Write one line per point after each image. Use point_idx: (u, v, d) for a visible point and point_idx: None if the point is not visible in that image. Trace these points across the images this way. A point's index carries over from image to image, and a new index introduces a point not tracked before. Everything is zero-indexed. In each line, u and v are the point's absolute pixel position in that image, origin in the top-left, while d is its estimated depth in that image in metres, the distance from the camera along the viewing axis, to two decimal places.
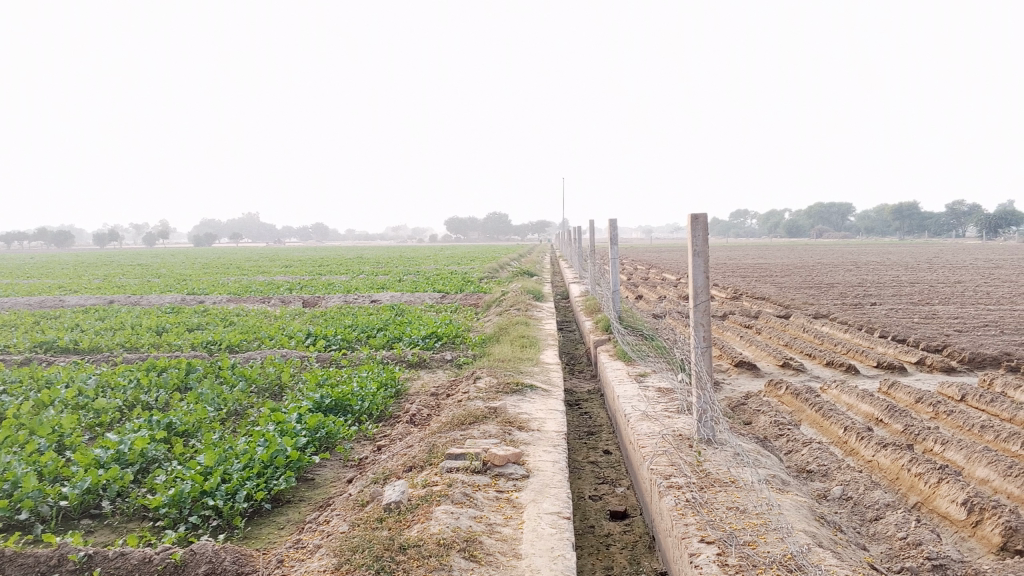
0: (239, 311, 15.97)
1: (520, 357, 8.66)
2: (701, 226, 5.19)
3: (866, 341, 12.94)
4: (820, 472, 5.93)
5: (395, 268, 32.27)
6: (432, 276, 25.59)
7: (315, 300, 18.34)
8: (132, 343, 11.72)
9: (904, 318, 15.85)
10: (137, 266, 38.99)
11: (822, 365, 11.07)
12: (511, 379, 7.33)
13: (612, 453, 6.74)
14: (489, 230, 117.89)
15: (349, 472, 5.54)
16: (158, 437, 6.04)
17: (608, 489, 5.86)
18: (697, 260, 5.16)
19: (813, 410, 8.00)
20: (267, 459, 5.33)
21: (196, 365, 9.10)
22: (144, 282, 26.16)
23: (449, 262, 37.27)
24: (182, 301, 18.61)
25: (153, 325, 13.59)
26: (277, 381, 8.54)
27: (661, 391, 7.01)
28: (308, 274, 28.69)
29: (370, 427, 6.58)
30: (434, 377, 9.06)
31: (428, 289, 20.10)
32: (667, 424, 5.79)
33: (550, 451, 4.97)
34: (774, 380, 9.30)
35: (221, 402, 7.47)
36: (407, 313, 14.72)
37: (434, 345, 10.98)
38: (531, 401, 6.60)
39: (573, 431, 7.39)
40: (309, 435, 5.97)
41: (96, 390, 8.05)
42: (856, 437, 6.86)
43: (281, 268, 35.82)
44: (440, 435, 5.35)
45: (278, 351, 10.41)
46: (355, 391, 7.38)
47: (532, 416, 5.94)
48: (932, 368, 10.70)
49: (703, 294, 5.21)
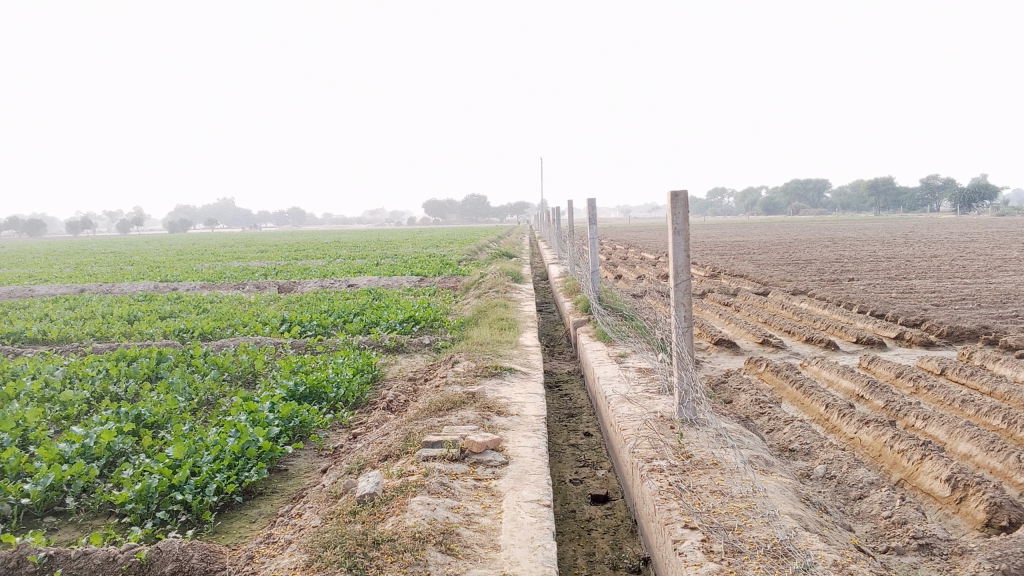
0: (213, 298, 15.72)
1: (498, 340, 8.53)
2: (682, 204, 5.05)
3: (844, 316, 12.94)
4: (803, 451, 5.86)
5: (372, 252, 32.01)
6: (410, 259, 25.38)
7: (292, 285, 18.10)
8: (102, 333, 11.47)
9: (881, 293, 15.89)
10: (111, 254, 38.34)
11: (802, 342, 11.04)
12: (490, 362, 7.19)
13: (593, 435, 6.65)
14: (467, 212, 117.51)
15: (323, 462, 5.39)
16: (126, 429, 5.86)
17: (589, 473, 5.75)
18: (677, 239, 5.04)
19: (794, 387, 7.94)
20: (238, 451, 5.18)
21: (167, 354, 8.90)
22: (117, 269, 25.77)
23: (427, 245, 37.01)
24: (155, 289, 18.29)
25: (124, 314, 13.32)
26: (251, 369, 8.36)
27: (642, 372, 6.91)
28: (284, 259, 28.39)
29: (345, 415, 6.44)
30: (411, 362, 8.92)
31: (405, 273, 19.91)
32: (648, 405, 5.69)
33: (529, 436, 4.84)
34: (755, 358, 9.25)
35: (193, 392, 7.29)
36: (385, 297, 14.53)
37: (411, 329, 10.83)
38: (510, 385, 6.47)
39: (553, 414, 7.29)
40: (282, 424, 5.82)
41: (63, 382, 7.83)
42: (838, 414, 6.81)
43: (256, 253, 35.40)
44: (416, 422, 5.21)
45: (252, 338, 10.21)
46: (330, 378, 7.23)
47: (511, 400, 5.82)
48: (911, 343, 10.70)
49: (684, 274, 5.09)
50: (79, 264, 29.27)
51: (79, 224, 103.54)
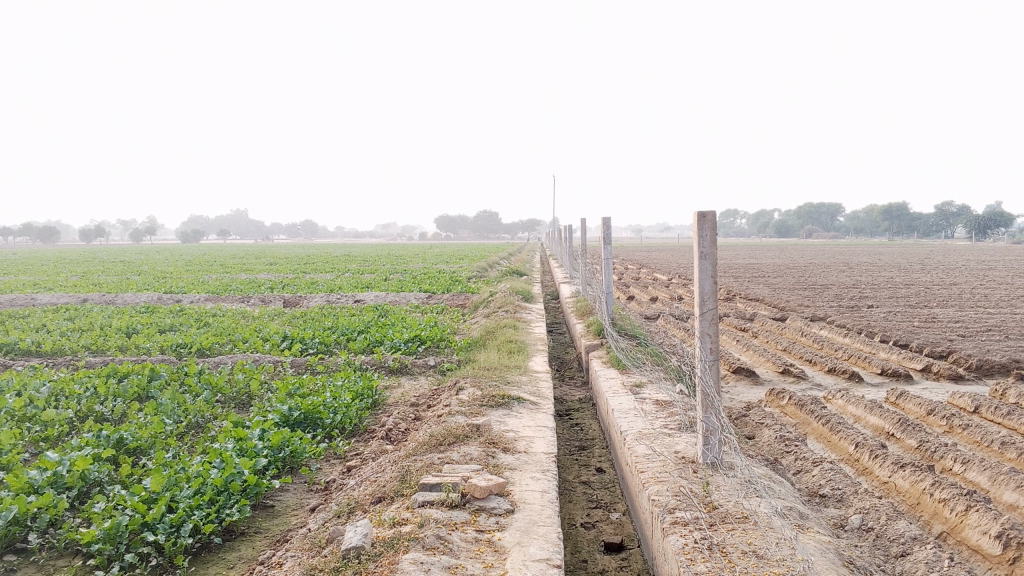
0: (216, 311, 15.36)
1: (506, 365, 8.09)
2: (710, 226, 4.62)
3: (866, 345, 12.44)
4: (834, 497, 5.38)
5: (382, 266, 31.70)
6: (420, 275, 24.97)
7: (297, 300, 17.71)
8: (97, 346, 11.10)
9: (903, 322, 15.37)
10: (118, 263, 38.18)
11: (824, 372, 10.56)
12: (496, 390, 6.76)
13: (605, 472, 6.20)
14: (479, 228, 117.28)
15: (313, 498, 4.98)
16: (105, 456, 5.45)
17: (601, 516, 5.31)
18: (703, 263, 4.63)
19: (820, 423, 7.48)
20: (221, 485, 4.76)
21: (160, 371, 8.50)
22: (122, 279, 25.47)
23: (436, 260, 36.58)
24: (157, 300, 17.96)
25: (123, 326, 12.92)
26: (246, 390, 7.96)
27: (659, 405, 6.46)
28: (292, 273, 28.06)
29: (340, 445, 6.02)
30: (415, 385, 8.49)
31: (413, 289, 19.52)
32: (667, 444, 5.25)
33: (538, 478, 4.41)
34: (776, 389, 8.77)
35: (182, 413, 6.88)
36: (392, 314, 14.12)
37: (417, 349, 10.40)
38: (518, 416, 6.02)
39: (563, 446, 6.85)
40: (271, 455, 5.41)
41: (48, 399, 7.42)
42: (869, 455, 6.34)
43: (265, 265, 35.08)
44: (415, 458, 4.77)
45: (251, 355, 9.81)
46: (327, 402, 6.81)
47: (519, 435, 5.38)
48: (938, 376, 10.21)
49: (711, 302, 4.66)
50: (87, 273, 29.10)
51: (93, 232, 104.03)
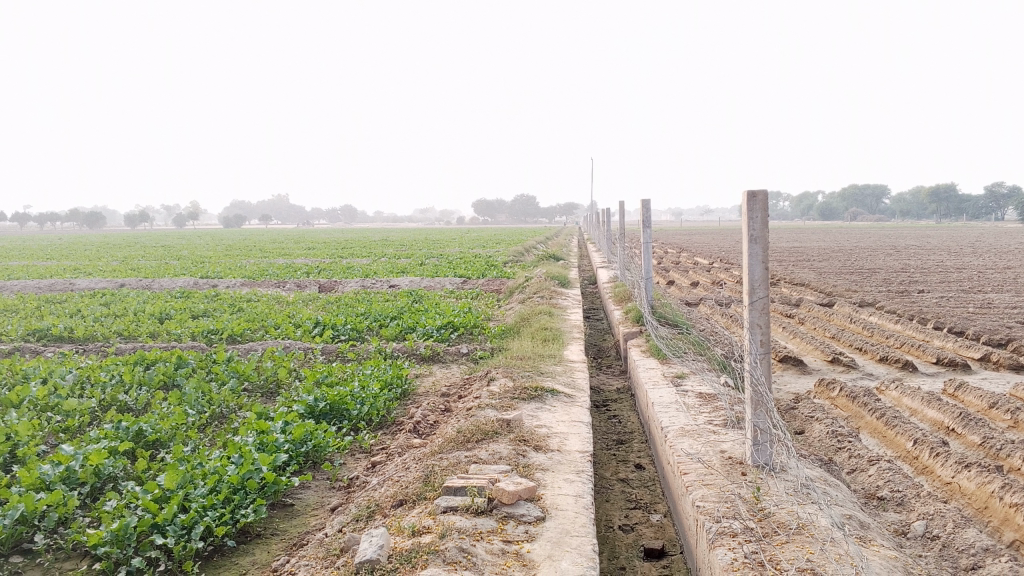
0: (250, 296, 15.26)
1: (541, 355, 7.76)
2: (760, 206, 4.23)
3: (919, 332, 11.86)
4: (894, 501, 4.96)
5: (418, 251, 31.52)
6: (456, 260, 24.72)
7: (332, 285, 17.55)
8: (129, 332, 11.01)
9: (957, 308, 14.71)
10: (159, 248, 38.59)
11: (875, 361, 10.06)
12: (530, 381, 6.44)
13: (645, 469, 5.87)
14: (516, 212, 116.87)
15: (334, 497, 4.72)
16: (122, 450, 5.25)
17: (640, 518, 4.98)
18: (753, 248, 4.25)
19: (874, 417, 7.04)
20: (237, 482, 4.52)
21: (187, 359, 8.33)
22: (161, 264, 25.60)
23: (473, 245, 36.31)
24: (194, 285, 17.93)
25: (156, 312, 12.86)
26: (274, 378, 7.75)
27: (702, 399, 6.09)
28: (329, 258, 28.00)
29: (365, 438, 5.75)
30: (447, 373, 8.22)
31: (448, 274, 19.28)
32: (712, 442, 4.88)
33: (573, 480, 4.08)
34: (826, 380, 8.33)
35: (205, 403, 6.68)
36: (426, 300, 13.88)
37: (449, 336, 10.13)
38: (551, 410, 5.69)
39: (600, 440, 6.53)
40: (292, 449, 5.15)
41: (73, 388, 7.28)
42: (930, 453, 5.89)
43: (302, 250, 35.14)
44: (440, 457, 4.48)
45: (281, 342, 9.61)
46: (355, 392, 6.54)
47: (552, 431, 5.05)
48: (998, 365, 9.64)
49: (761, 290, 4.28)
50: (128, 258, 29.39)
51: (138, 218, 105.65)
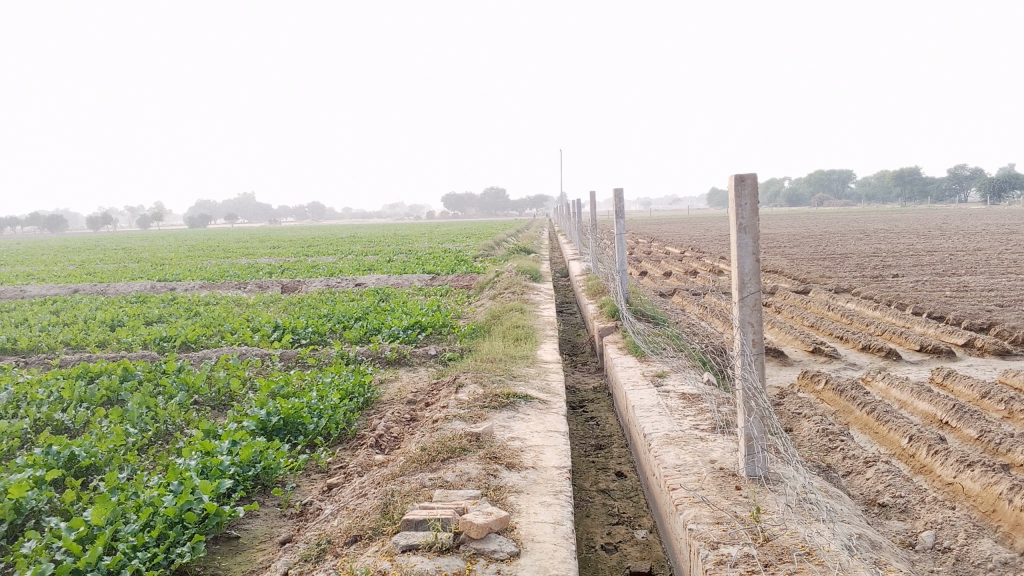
0: (209, 299, 14.64)
1: (512, 356, 7.31)
2: (749, 192, 3.81)
3: (899, 318, 11.57)
4: (897, 507, 4.57)
5: (387, 248, 30.93)
6: (425, 255, 24.19)
7: (296, 285, 16.95)
8: (77, 341, 10.40)
9: (934, 292, 14.48)
10: (120, 250, 37.43)
11: (858, 350, 9.74)
12: (501, 387, 5.99)
13: (627, 478, 5.46)
14: (486, 205, 116.34)
15: (285, 527, 4.24)
16: (48, 479, 4.72)
17: (624, 536, 4.56)
18: (743, 238, 3.84)
19: (863, 411, 6.68)
20: (173, 516, 4.02)
21: (134, 370, 7.76)
22: (120, 268, 24.70)
23: (442, 240, 35.69)
24: (151, 289, 17.21)
25: (108, 320, 12.20)
26: (227, 390, 7.22)
27: (686, 400, 5.67)
28: (294, 257, 27.27)
29: (322, 456, 5.27)
30: (414, 378, 7.74)
31: (416, 270, 18.76)
32: (700, 452, 4.47)
33: (550, 505, 3.64)
34: (810, 372, 7.97)
35: (149, 420, 6.14)
36: (393, 298, 13.36)
37: (417, 337, 9.66)
38: (524, 419, 5.23)
39: (578, 446, 6.11)
40: (239, 473, 4.66)
41: (5, 407, 6.70)
42: (928, 451, 5.53)
43: (268, 249, 34.30)
44: (401, 480, 4.02)
45: (237, 348, 9.05)
46: (311, 404, 6.04)
47: (526, 444, 4.61)
48: (983, 351, 9.36)
49: (752, 285, 3.87)
50: (85, 262, 28.42)
51: (101, 221, 103.39)
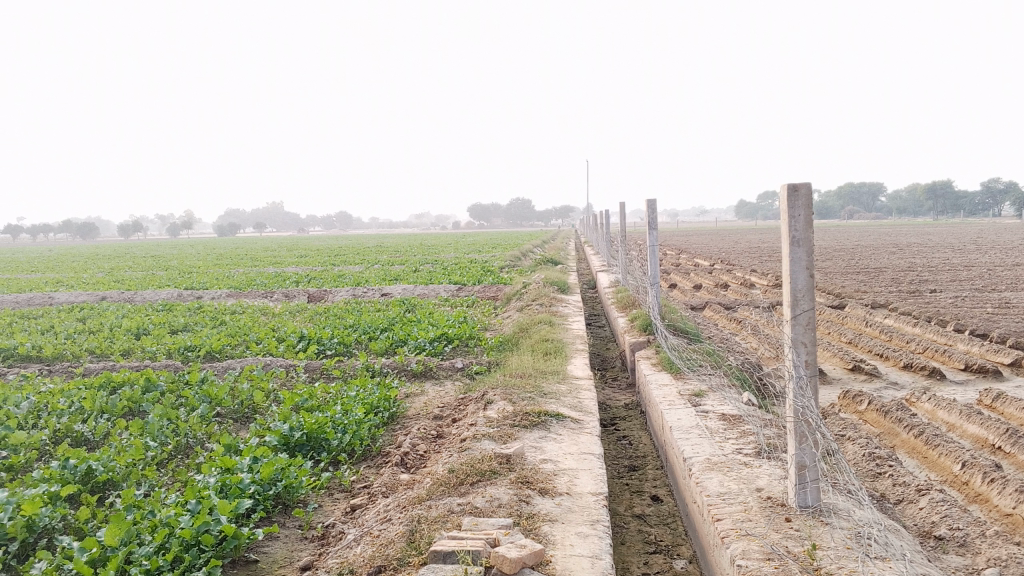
0: (235, 307, 14.56)
1: (542, 372, 7.08)
2: (804, 202, 3.55)
3: (940, 336, 11.19)
4: (954, 541, 4.27)
5: (414, 257, 30.83)
6: (452, 266, 24.04)
7: (322, 294, 16.84)
8: (101, 349, 10.33)
9: (975, 308, 14.04)
10: (149, 258, 37.72)
11: (899, 369, 9.40)
12: (531, 404, 5.77)
13: (663, 502, 5.20)
14: (511, 215, 116.24)
15: (306, 552, 4.04)
16: (63, 494, 4.56)
17: (662, 566, 4.30)
18: (796, 252, 3.59)
19: (910, 435, 6.37)
20: (190, 537, 3.84)
21: (156, 380, 7.62)
22: (148, 275, 24.78)
23: (468, 251, 35.53)
24: (178, 297, 17.19)
25: (133, 328, 12.13)
26: (249, 402, 7.06)
27: (726, 422, 5.41)
28: (320, 266, 27.23)
29: (346, 474, 5.07)
30: (440, 392, 7.54)
31: (442, 281, 18.59)
32: (745, 479, 4.21)
33: (588, 537, 3.40)
34: (852, 391, 7.66)
35: (170, 433, 5.98)
36: (419, 309, 13.19)
37: (443, 350, 9.46)
38: (556, 440, 5.00)
39: (611, 467, 5.86)
40: (259, 492, 4.47)
41: (25, 417, 6.58)
42: (983, 479, 5.22)
43: (295, 258, 34.33)
44: (428, 504, 3.80)
45: (261, 359, 8.91)
46: (335, 419, 5.85)
47: (559, 467, 4.38)
48: None
49: (806, 301, 3.62)
50: (114, 270, 28.54)
51: (132, 229, 104.74)
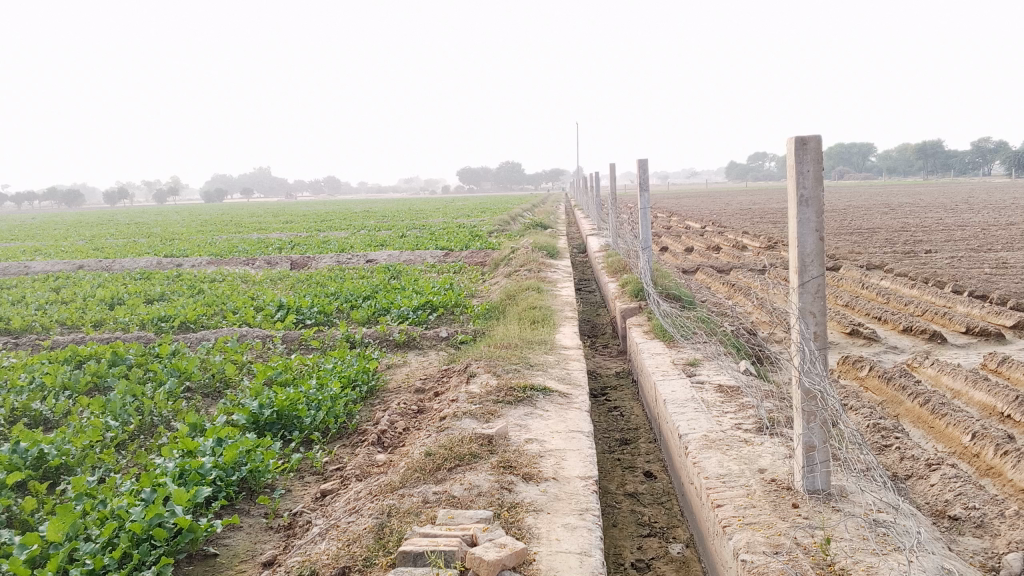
0: (215, 275, 14.12)
1: (529, 341, 6.74)
2: (813, 157, 3.18)
3: (939, 298, 10.88)
4: (970, 521, 3.98)
5: (402, 222, 30.29)
6: (440, 230, 23.58)
7: (305, 261, 16.39)
8: (72, 320, 9.94)
9: (972, 269, 13.73)
10: (133, 226, 37.01)
11: (898, 333, 9.10)
12: (517, 379, 5.42)
13: (657, 480, 4.89)
14: (501, 179, 115.39)
15: (270, 545, 3.72)
16: (10, 482, 4.20)
17: (657, 551, 4.00)
18: (804, 212, 3.23)
19: (915, 403, 6.06)
20: (140, 532, 3.49)
21: (123, 353, 7.24)
22: (128, 243, 24.18)
23: (457, 215, 34.95)
24: (157, 265, 16.70)
25: (107, 298, 11.69)
26: (221, 376, 6.70)
27: (724, 394, 5.09)
28: (306, 232, 26.67)
29: (318, 455, 4.73)
30: (423, 363, 7.20)
31: (428, 246, 18.17)
32: (746, 459, 3.89)
33: (577, 529, 3.08)
34: (851, 357, 7.34)
35: (133, 411, 5.62)
36: (404, 275, 12.80)
37: (428, 318, 9.10)
38: (543, 417, 4.67)
39: (602, 441, 5.54)
40: (221, 477, 4.12)
41: None
42: (996, 451, 4.92)
43: (281, 224, 33.72)
44: (401, 493, 3.46)
45: (237, 329, 8.53)
46: (309, 394, 5.49)
47: (545, 448, 4.05)
48: None
49: (814, 267, 3.27)
50: (94, 237, 27.89)
51: (118, 196, 103.24)
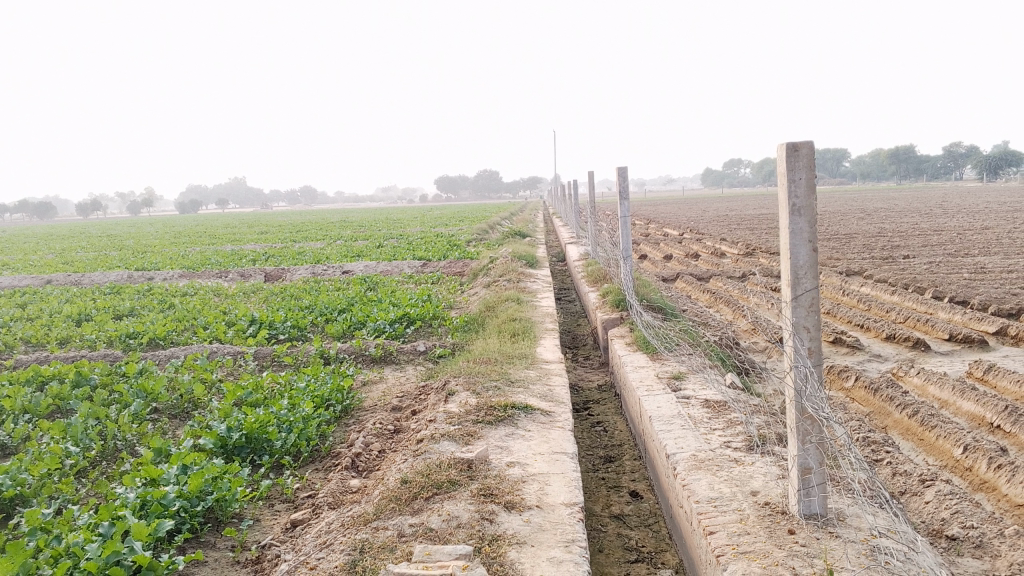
0: (187, 289, 13.81)
1: (509, 356, 6.55)
2: (805, 163, 3.03)
3: (920, 304, 10.82)
4: (969, 541, 3.84)
5: (378, 232, 29.99)
6: (418, 240, 23.35)
7: (280, 274, 16.09)
8: (37, 338, 9.61)
9: (951, 274, 13.72)
10: (105, 238, 36.42)
11: (881, 340, 9.01)
12: (497, 396, 5.23)
13: (644, 500, 4.71)
14: (478, 187, 115.26)
15: None
16: None
17: None
18: (796, 222, 3.06)
19: (903, 415, 5.94)
20: (96, 570, 3.25)
21: (88, 373, 6.95)
22: (99, 256, 23.73)
23: (435, 224, 34.72)
24: (128, 279, 16.33)
25: (74, 314, 11.35)
26: (189, 396, 6.44)
27: (712, 410, 4.92)
28: (281, 243, 26.34)
29: (288, 481, 4.51)
30: (401, 378, 6.99)
31: (405, 256, 17.94)
32: (737, 481, 3.72)
33: (564, 563, 2.89)
34: (837, 367, 7.22)
35: (94, 436, 5.35)
36: (381, 287, 12.57)
37: (405, 332, 8.88)
38: (525, 438, 4.48)
39: (585, 459, 5.36)
40: (185, 508, 3.89)
41: None
42: (990, 464, 4.79)
43: (256, 235, 33.30)
44: (375, 526, 3.26)
45: (207, 346, 8.27)
46: (280, 416, 5.26)
47: (527, 472, 3.86)
48: (1018, 340, 8.63)
49: (808, 279, 3.10)
50: (65, 250, 27.36)
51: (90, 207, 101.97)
